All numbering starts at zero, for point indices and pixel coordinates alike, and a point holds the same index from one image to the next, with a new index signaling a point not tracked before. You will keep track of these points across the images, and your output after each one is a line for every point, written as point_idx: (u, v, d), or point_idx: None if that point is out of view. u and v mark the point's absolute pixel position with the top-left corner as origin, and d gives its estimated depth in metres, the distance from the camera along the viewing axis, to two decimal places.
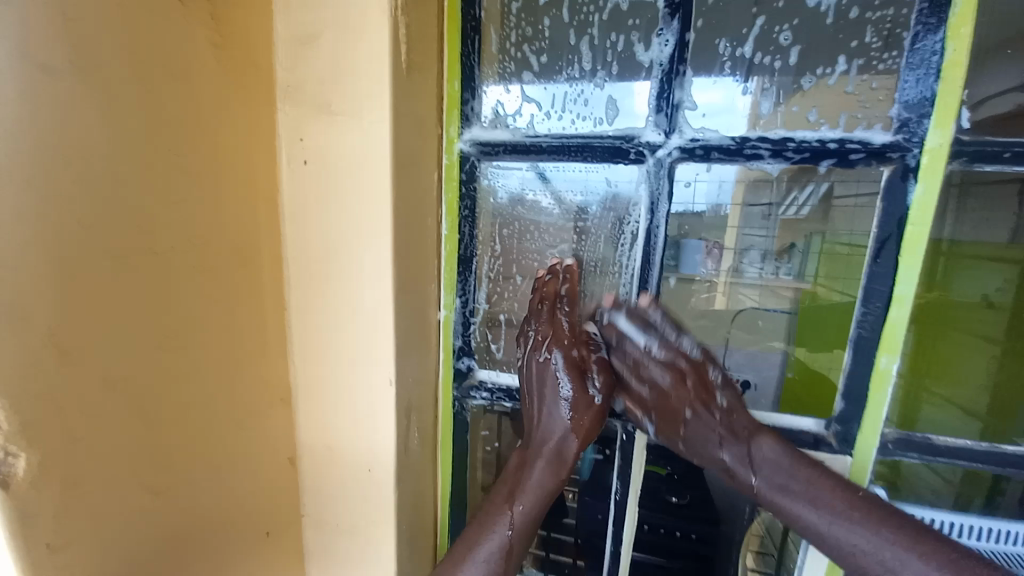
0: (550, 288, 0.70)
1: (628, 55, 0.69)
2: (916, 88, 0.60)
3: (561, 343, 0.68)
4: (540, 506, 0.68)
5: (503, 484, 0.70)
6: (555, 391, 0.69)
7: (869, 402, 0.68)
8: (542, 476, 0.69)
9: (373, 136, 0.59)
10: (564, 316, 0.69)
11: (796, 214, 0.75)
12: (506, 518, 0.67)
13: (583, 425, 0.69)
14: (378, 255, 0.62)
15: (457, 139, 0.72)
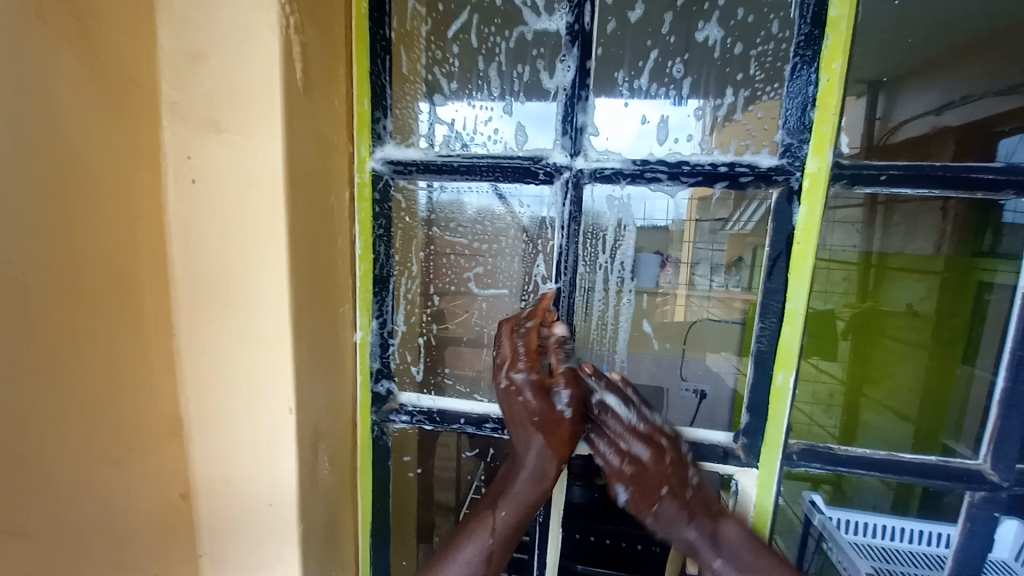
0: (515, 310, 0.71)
1: (535, 81, 0.71)
2: (797, 116, 0.64)
3: (520, 365, 0.69)
4: (524, 513, 0.69)
5: (488, 492, 0.72)
6: (523, 412, 0.69)
7: (770, 413, 0.70)
8: (525, 488, 0.70)
9: (266, 155, 0.57)
10: (530, 336, 0.69)
11: (742, 229, 0.77)
12: (490, 525, 0.69)
13: (557, 441, 0.69)
14: (275, 276, 0.59)
15: (368, 157, 0.72)
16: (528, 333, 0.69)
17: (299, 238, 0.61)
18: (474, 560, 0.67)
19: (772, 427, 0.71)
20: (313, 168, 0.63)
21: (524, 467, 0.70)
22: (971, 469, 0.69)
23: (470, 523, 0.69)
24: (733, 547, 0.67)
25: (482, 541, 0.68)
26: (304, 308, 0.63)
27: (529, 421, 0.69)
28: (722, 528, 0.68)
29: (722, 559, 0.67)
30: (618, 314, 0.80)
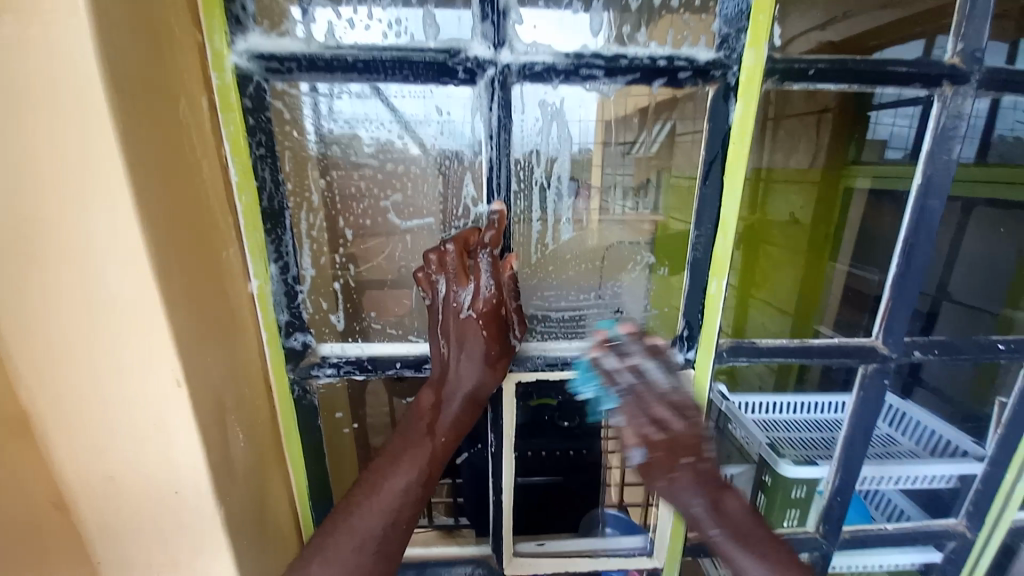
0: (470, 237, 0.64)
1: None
2: (734, 1, 0.59)
3: (480, 296, 0.64)
4: (458, 435, 0.68)
5: (416, 418, 0.66)
6: (474, 342, 0.65)
7: (704, 314, 0.72)
8: (459, 413, 0.67)
9: (61, 34, 0.38)
10: (486, 265, 0.64)
11: (648, 152, 0.77)
12: (427, 450, 0.65)
13: (497, 363, 0.68)
14: (116, 216, 0.44)
15: (227, 51, 0.54)
16: (491, 263, 0.64)
17: (144, 163, 0.45)
18: (411, 485, 0.63)
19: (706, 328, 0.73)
20: (144, 61, 0.45)
21: (461, 392, 0.67)
22: (868, 346, 0.79)
23: (402, 448, 0.65)
24: (733, 518, 0.65)
25: (413, 465, 0.64)
26: (171, 258, 0.48)
27: (473, 347, 0.66)
28: (722, 502, 0.65)
29: (723, 528, 0.64)
30: (558, 236, 0.74)
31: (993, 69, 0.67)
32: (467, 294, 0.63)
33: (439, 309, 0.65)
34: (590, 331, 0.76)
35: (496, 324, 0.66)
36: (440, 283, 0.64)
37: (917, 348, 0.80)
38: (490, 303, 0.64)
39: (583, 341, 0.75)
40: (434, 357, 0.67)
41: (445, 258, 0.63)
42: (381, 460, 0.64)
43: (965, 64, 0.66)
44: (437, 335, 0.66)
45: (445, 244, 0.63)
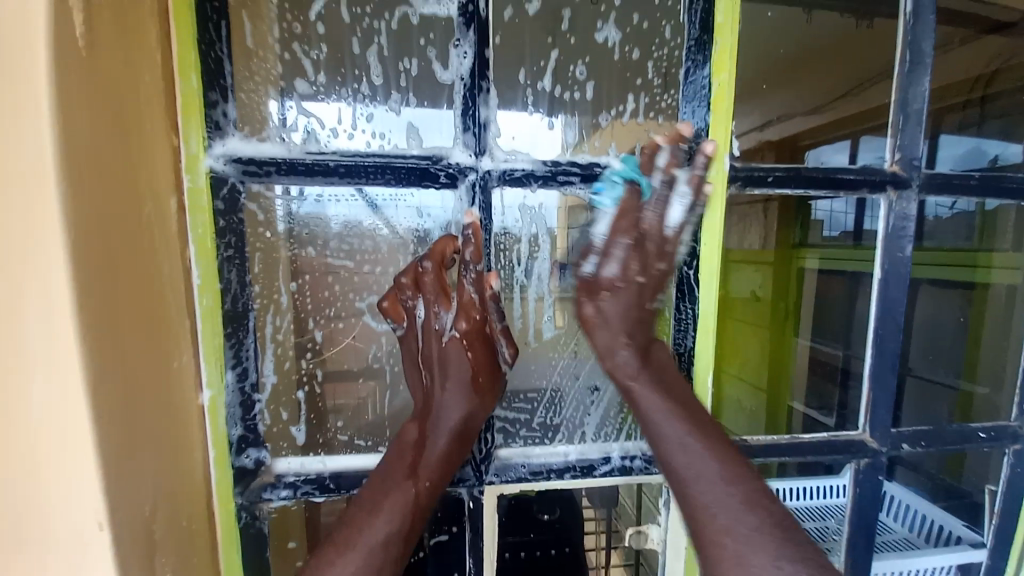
0: (443, 247, 0.58)
1: (426, 73, 0.60)
2: (693, 120, 0.63)
3: (461, 313, 0.59)
4: (445, 477, 0.59)
5: (393, 461, 0.58)
6: (457, 370, 0.60)
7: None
8: (444, 451, 0.59)
9: (14, 140, 0.35)
10: (467, 283, 0.59)
11: None
12: (407, 497, 0.56)
13: (485, 391, 0.61)
14: (51, 333, 0.38)
15: (203, 155, 0.53)
16: (475, 279, 0.59)
17: (97, 271, 0.41)
18: (392, 537, 0.54)
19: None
20: (109, 165, 0.42)
21: (445, 427, 0.59)
22: (858, 439, 0.78)
23: (376, 494, 0.56)
24: (675, 441, 0.57)
25: (391, 515, 0.55)
26: (109, 375, 0.42)
27: (461, 371, 0.60)
28: (654, 424, 0.58)
29: (650, 372, 0.60)
30: (540, 333, 0.71)
31: (930, 173, 0.76)
32: (447, 315, 0.59)
33: (418, 334, 0.60)
34: (577, 433, 0.71)
35: (482, 339, 0.61)
36: (417, 305, 0.59)
37: (905, 440, 0.80)
38: (474, 319, 0.60)
39: (570, 445, 0.69)
40: (415, 389, 0.61)
41: (423, 278, 0.59)
42: (356, 511, 0.55)
43: (905, 170, 0.74)
44: (418, 364, 0.61)
45: (421, 262, 0.59)
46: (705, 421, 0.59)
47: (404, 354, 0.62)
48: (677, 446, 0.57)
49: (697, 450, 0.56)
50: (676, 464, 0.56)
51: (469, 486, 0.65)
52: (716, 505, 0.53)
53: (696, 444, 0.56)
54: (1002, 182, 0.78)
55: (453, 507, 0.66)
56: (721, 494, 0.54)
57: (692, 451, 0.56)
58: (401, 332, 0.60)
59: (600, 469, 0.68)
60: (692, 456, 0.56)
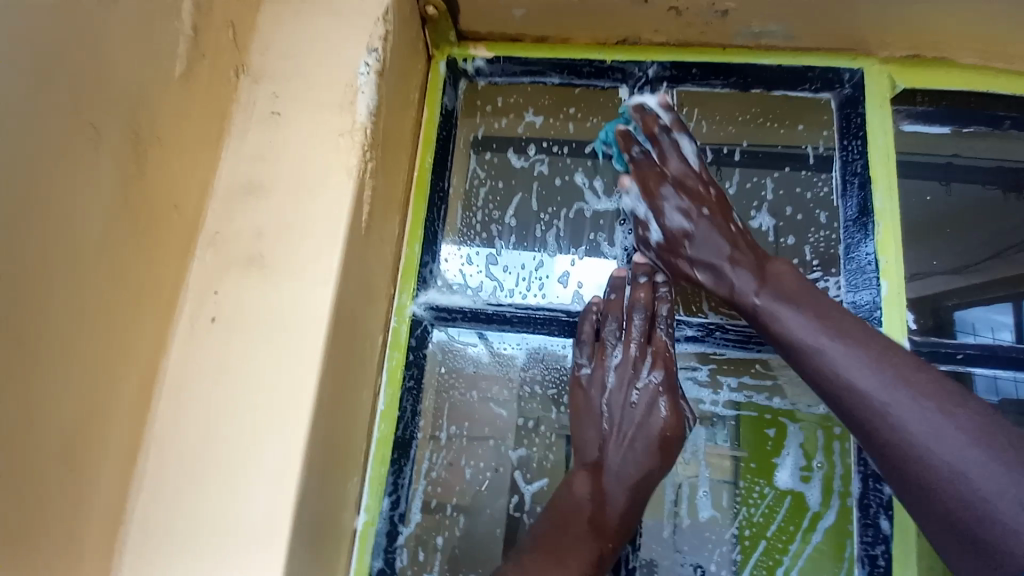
0: (643, 294, 0.61)
1: (592, 251, 0.68)
2: (867, 294, 0.62)
3: (659, 359, 0.59)
4: (627, 532, 0.57)
5: (575, 518, 0.56)
6: (647, 424, 0.58)
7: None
8: (624, 508, 0.57)
9: (306, 294, 0.50)
10: (667, 333, 0.60)
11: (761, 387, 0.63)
12: (592, 555, 0.54)
13: (671, 454, 0.58)
14: (290, 440, 0.47)
15: (410, 304, 0.65)
16: (669, 330, 0.60)
17: (326, 395, 0.50)
18: None
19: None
20: (352, 306, 0.54)
21: (623, 484, 0.57)
22: None
23: (558, 542, 0.55)
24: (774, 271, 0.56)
25: (575, 573, 0.53)
26: (311, 486, 0.48)
27: (649, 425, 0.58)
28: (768, 268, 0.57)
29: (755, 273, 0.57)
30: (695, 511, 0.62)
31: None
32: (646, 366, 0.60)
33: (608, 378, 0.61)
34: None
35: (677, 394, 0.59)
36: (615, 349, 0.61)
37: None
38: (670, 369, 0.59)
39: None
40: (590, 441, 0.60)
41: (631, 325, 0.60)
42: (537, 555, 0.55)
43: None
44: (600, 415, 0.60)
45: (635, 310, 0.60)
46: (838, 318, 0.51)
47: (577, 407, 0.61)
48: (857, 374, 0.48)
49: (876, 376, 0.47)
50: (835, 377, 0.49)
51: None
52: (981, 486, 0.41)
53: (872, 371, 0.48)
54: None
55: None
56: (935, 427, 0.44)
57: (819, 351, 0.51)
58: (587, 374, 0.61)
59: None
60: (830, 356, 0.50)
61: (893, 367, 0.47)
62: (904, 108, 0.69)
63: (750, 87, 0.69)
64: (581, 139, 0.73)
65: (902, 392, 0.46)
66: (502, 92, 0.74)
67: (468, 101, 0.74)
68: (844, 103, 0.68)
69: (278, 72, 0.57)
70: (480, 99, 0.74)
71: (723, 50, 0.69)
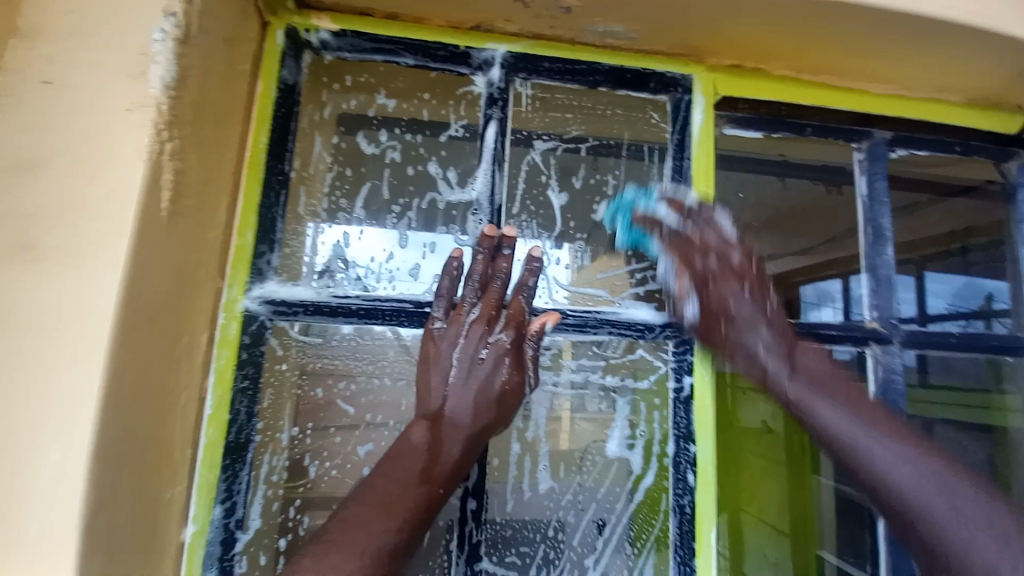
0: (503, 263, 0.63)
1: (445, 244, 0.69)
2: None
3: (512, 322, 0.62)
4: (457, 476, 0.58)
5: (405, 463, 0.56)
6: (487, 381, 0.61)
7: (696, 550, 0.64)
8: (457, 456, 0.58)
9: (86, 290, 0.43)
10: (523, 299, 0.63)
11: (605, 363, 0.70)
12: (420, 500, 0.55)
13: (505, 408, 0.62)
14: (68, 463, 0.41)
15: (242, 297, 0.60)
16: (527, 299, 0.63)
17: (120, 406, 0.45)
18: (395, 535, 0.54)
19: (700, 562, 0.64)
20: (155, 306, 0.48)
21: (458, 434, 0.59)
22: None
23: (387, 489, 0.55)
24: (766, 339, 0.66)
25: (401, 521, 0.54)
26: (100, 511, 0.43)
27: (491, 383, 0.61)
28: (760, 329, 0.66)
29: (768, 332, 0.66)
30: (535, 483, 0.68)
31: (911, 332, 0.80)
32: (499, 328, 0.62)
33: (461, 333, 0.61)
34: None
35: (521, 356, 0.63)
36: (473, 308, 0.62)
37: None
38: (519, 334, 0.62)
39: None
40: (431, 392, 0.60)
41: (491, 289, 0.62)
42: (367, 507, 0.54)
43: (885, 328, 0.79)
44: (445, 368, 0.60)
45: (497, 276, 0.63)
46: (841, 387, 0.64)
47: (423, 353, 0.61)
48: (863, 440, 0.61)
49: (881, 442, 0.61)
50: (870, 468, 0.60)
51: None
52: (906, 484, 0.59)
53: (874, 437, 0.61)
54: (982, 338, 0.82)
55: None
56: (911, 475, 0.59)
57: (830, 413, 0.63)
58: (441, 326, 0.61)
59: None
60: (853, 434, 0.62)
61: (885, 431, 0.62)
62: (726, 113, 0.77)
63: (599, 84, 0.72)
64: (436, 126, 0.72)
65: (907, 462, 0.60)
66: (352, 70, 0.70)
67: (313, 79, 0.69)
68: (677, 105, 0.74)
69: (48, 26, 0.47)
70: (327, 75, 0.70)
71: (571, 46, 0.71)
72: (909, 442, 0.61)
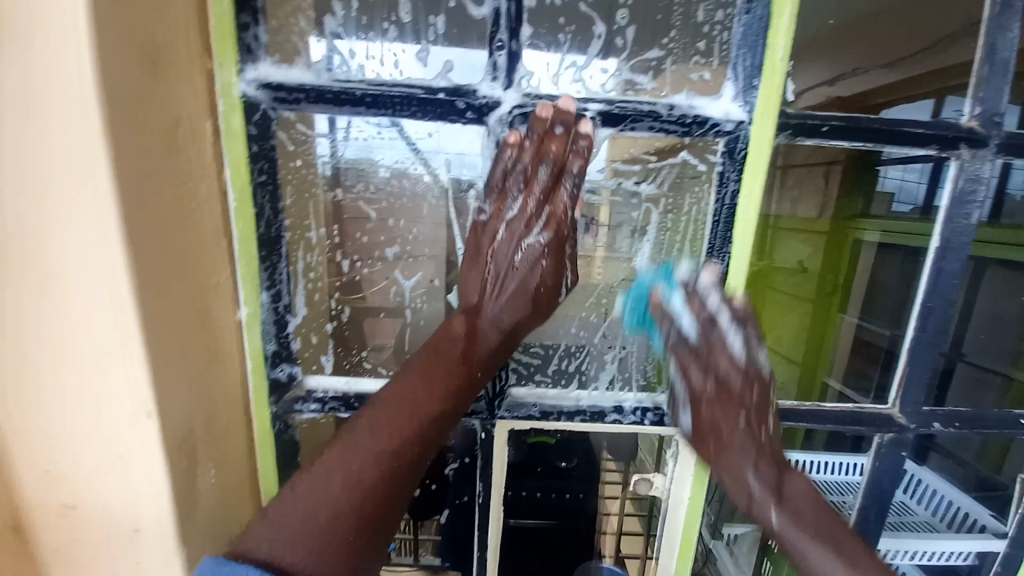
0: (558, 148, 0.57)
1: (458, 17, 0.58)
2: (749, 56, 0.57)
3: (555, 215, 0.60)
4: (496, 355, 0.64)
5: (439, 353, 0.61)
6: (524, 275, 0.62)
7: (714, 349, 0.66)
8: (495, 343, 0.63)
9: (57, 62, 0.39)
10: (568, 199, 0.60)
11: (641, 183, 0.66)
12: (457, 379, 0.61)
13: (543, 299, 0.64)
14: (101, 240, 0.43)
15: (237, 81, 0.54)
16: (575, 194, 0.60)
17: (131, 186, 0.44)
18: (427, 414, 0.59)
19: (715, 361, 0.67)
20: (140, 87, 0.45)
21: (494, 322, 0.63)
22: (885, 414, 0.78)
23: (412, 391, 0.59)
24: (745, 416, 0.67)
25: (442, 393, 0.60)
26: (151, 286, 0.47)
27: (529, 283, 0.62)
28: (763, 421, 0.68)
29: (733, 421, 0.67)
30: None
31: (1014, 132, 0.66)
32: (539, 226, 0.61)
33: (499, 231, 0.61)
34: (590, 383, 0.72)
35: (559, 249, 0.62)
36: (514, 201, 0.60)
37: (937, 419, 0.79)
38: (560, 234, 0.61)
39: (583, 391, 0.71)
40: (470, 275, 0.64)
41: (537, 180, 0.58)
42: (394, 390, 0.59)
43: (984, 127, 0.66)
44: (481, 264, 0.63)
45: (546, 163, 0.58)
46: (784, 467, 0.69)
47: (467, 244, 0.63)
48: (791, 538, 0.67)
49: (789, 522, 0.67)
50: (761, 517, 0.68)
51: (482, 418, 0.70)
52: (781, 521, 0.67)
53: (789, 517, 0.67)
54: None
55: (468, 434, 0.72)
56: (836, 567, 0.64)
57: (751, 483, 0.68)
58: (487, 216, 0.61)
59: (611, 416, 0.70)
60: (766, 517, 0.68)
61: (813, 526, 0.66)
62: None
63: None
64: None
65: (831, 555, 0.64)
66: None
67: None
68: None
69: None
70: None
71: None
72: (832, 534, 0.66)
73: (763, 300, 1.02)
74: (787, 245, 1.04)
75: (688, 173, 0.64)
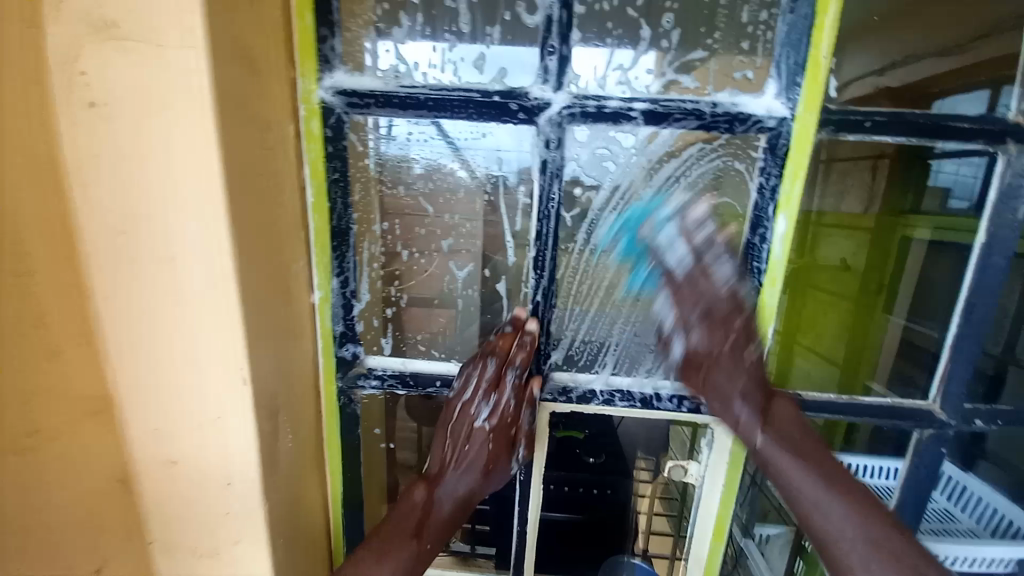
0: (504, 348, 0.69)
1: (514, 25, 0.63)
2: (793, 54, 0.60)
3: (503, 418, 0.71)
4: (457, 511, 0.73)
5: (405, 517, 0.70)
6: (475, 455, 0.73)
7: (751, 343, 0.70)
8: (457, 484, 0.73)
9: (180, 76, 0.46)
10: (512, 389, 0.70)
11: (688, 183, 0.68)
12: (412, 552, 0.69)
13: (491, 472, 0.74)
14: (210, 228, 0.51)
15: (317, 88, 0.61)
16: (517, 385, 0.70)
17: (235, 183, 0.51)
18: None
19: (752, 355, 0.70)
20: (243, 96, 0.52)
21: (450, 493, 0.73)
22: (925, 409, 0.78)
23: (395, 529, 0.69)
24: (781, 420, 0.69)
25: (399, 563, 0.67)
26: (246, 269, 0.54)
27: (479, 463, 0.73)
28: (774, 402, 0.70)
29: (768, 433, 0.69)
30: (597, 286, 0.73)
31: None
32: (485, 408, 0.70)
33: (453, 415, 0.72)
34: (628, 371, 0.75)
35: (506, 442, 0.73)
36: (467, 390, 0.70)
37: (979, 416, 0.79)
38: (506, 420, 0.72)
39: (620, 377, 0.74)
40: (437, 455, 0.74)
41: (486, 372, 0.69)
42: (370, 551, 0.67)
43: None
44: (447, 434, 0.73)
45: (489, 358, 0.69)
46: (834, 468, 0.68)
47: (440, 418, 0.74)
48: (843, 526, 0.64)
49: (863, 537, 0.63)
50: (821, 537, 0.66)
51: None
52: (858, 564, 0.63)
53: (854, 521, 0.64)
54: None
55: None
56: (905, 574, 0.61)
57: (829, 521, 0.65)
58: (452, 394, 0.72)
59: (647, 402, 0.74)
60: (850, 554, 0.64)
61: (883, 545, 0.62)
62: None
63: None
64: None
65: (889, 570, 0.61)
66: None
67: None
68: None
69: None
70: None
71: None
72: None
73: (800, 301, 0.99)
74: (829, 244, 1.01)
75: (737, 176, 0.66)
